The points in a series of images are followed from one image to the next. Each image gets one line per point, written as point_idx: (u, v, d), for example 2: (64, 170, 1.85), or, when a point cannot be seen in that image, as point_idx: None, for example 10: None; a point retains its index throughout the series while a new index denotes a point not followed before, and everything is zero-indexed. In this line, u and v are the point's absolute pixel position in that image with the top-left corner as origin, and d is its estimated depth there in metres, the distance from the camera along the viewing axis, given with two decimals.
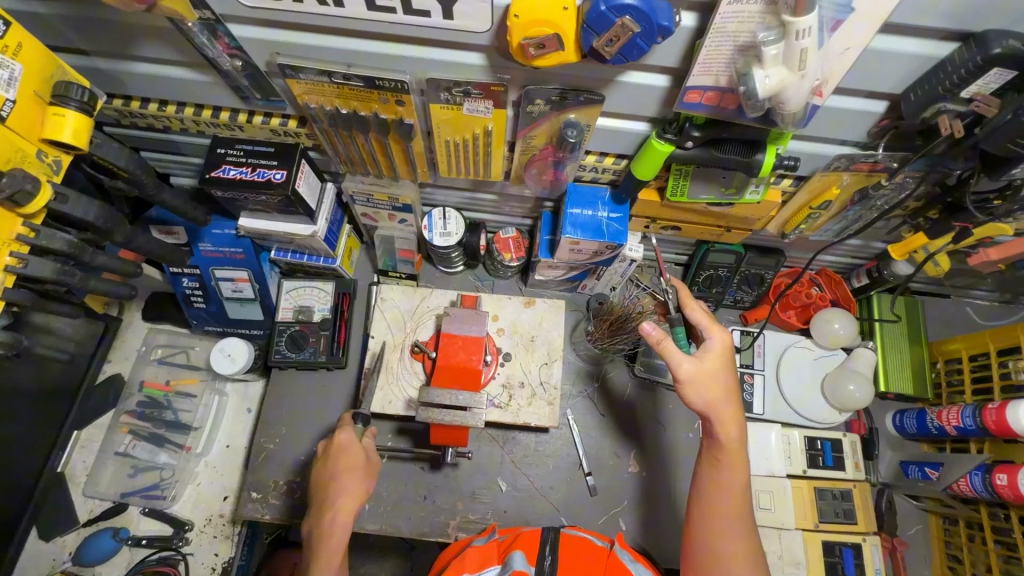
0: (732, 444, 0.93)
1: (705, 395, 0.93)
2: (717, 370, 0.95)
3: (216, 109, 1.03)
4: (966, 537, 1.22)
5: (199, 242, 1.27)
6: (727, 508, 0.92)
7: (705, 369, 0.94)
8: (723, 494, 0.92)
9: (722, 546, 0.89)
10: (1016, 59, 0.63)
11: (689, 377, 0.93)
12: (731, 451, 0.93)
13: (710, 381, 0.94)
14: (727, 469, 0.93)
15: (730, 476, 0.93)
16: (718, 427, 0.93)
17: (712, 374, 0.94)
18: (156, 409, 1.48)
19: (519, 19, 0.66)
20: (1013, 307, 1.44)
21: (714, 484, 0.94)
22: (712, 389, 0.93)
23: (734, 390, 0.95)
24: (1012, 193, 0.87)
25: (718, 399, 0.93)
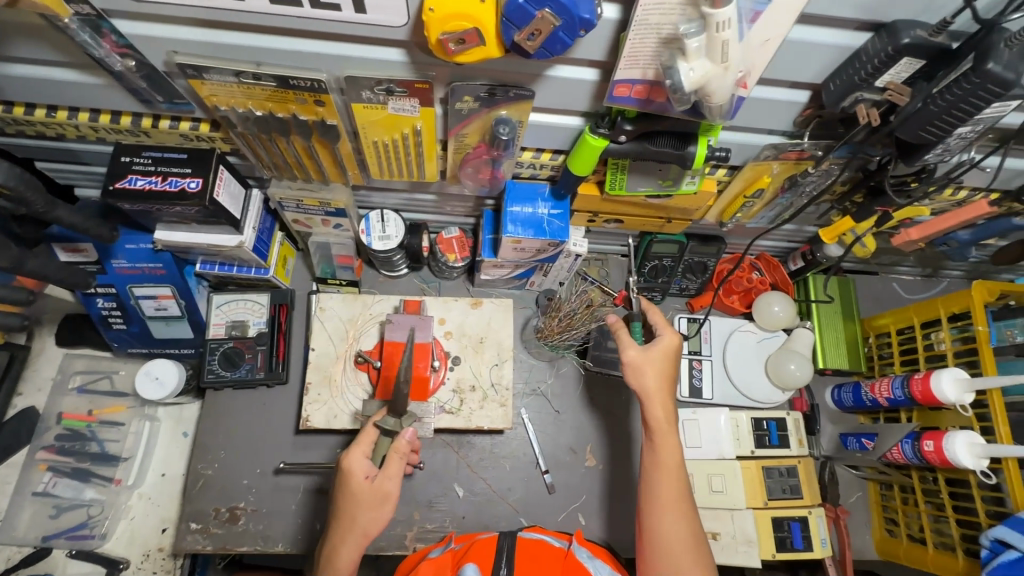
0: (660, 421, 0.97)
1: (645, 380, 1.00)
2: (660, 360, 1.01)
3: (115, 113, 0.94)
4: (900, 501, 1.29)
5: (112, 258, 1.15)
6: (665, 485, 0.92)
7: (646, 357, 1.01)
8: (656, 471, 0.93)
9: (662, 523, 0.89)
10: (923, 50, 0.64)
11: (631, 361, 1.01)
12: (661, 429, 0.96)
13: (650, 369, 1.00)
14: (659, 447, 0.95)
15: (665, 455, 0.94)
16: (648, 406, 0.98)
17: (654, 360, 1.01)
18: (79, 442, 1.36)
19: (434, 13, 0.62)
20: (934, 280, 1.53)
21: (649, 464, 0.95)
22: (653, 376, 1.00)
23: (671, 380, 1.00)
24: (926, 176, 0.91)
25: (654, 387, 0.99)
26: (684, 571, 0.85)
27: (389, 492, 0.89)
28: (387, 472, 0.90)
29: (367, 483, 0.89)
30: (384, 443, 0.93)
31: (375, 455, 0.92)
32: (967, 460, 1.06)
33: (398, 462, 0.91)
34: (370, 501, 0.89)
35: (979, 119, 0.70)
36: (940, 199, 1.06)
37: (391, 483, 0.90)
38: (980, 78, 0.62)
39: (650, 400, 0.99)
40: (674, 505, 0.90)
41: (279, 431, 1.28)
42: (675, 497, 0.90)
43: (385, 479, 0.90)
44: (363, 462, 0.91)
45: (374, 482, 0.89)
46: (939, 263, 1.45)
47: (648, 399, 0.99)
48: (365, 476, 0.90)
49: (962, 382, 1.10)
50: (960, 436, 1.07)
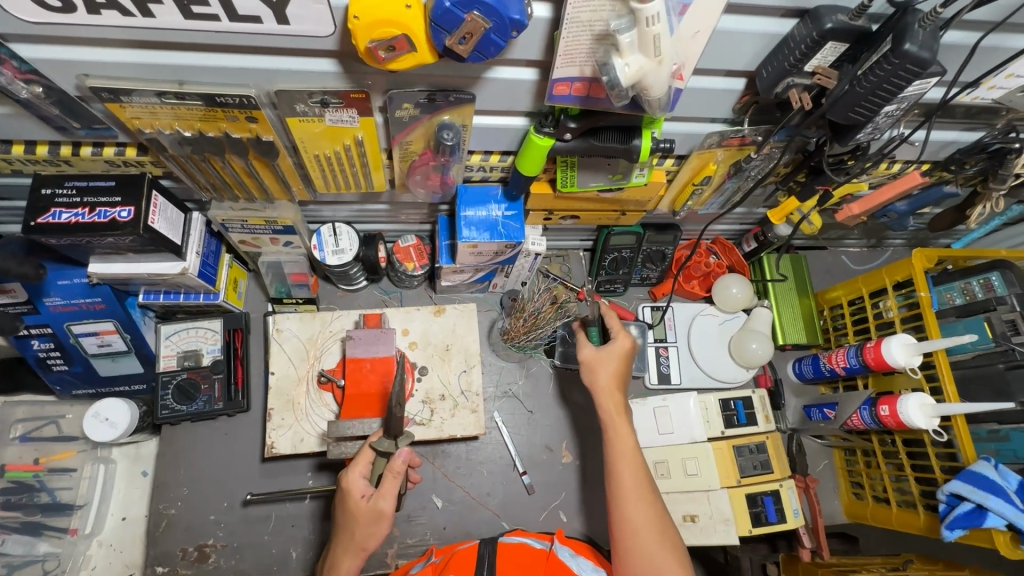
0: (612, 412, 0.99)
1: (597, 377, 1.03)
2: (610, 359, 1.04)
3: (29, 143, 0.87)
4: (863, 465, 1.34)
5: (44, 296, 1.07)
6: (626, 472, 0.92)
7: (597, 356, 1.05)
8: (616, 460, 0.94)
9: (629, 508, 0.89)
10: (846, 34, 0.66)
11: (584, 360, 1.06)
12: (614, 421, 0.98)
13: (601, 368, 1.04)
14: (616, 437, 0.97)
15: (623, 444, 0.96)
16: (601, 398, 1.01)
17: (606, 359, 1.04)
18: (26, 494, 1.24)
19: (360, 21, 0.60)
20: (879, 250, 1.60)
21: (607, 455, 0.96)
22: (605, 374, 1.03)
23: (621, 378, 1.03)
24: (861, 153, 0.94)
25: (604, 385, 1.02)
26: (650, 555, 0.85)
27: (383, 511, 0.85)
28: (383, 491, 0.86)
29: (362, 502, 0.86)
30: (379, 463, 0.88)
31: (372, 474, 0.88)
32: (920, 421, 1.10)
33: (392, 481, 0.86)
34: (366, 520, 0.86)
35: (903, 97, 0.73)
36: (877, 174, 1.10)
37: (386, 502, 0.85)
38: (899, 58, 0.64)
39: (600, 395, 1.02)
40: (636, 491, 0.91)
41: (244, 461, 1.23)
42: (633, 483, 0.91)
43: (378, 498, 0.86)
44: (360, 483, 0.87)
45: (369, 500, 0.86)
46: (883, 234, 1.52)
47: (600, 394, 1.02)
48: (363, 495, 0.87)
49: (909, 346, 1.15)
50: (913, 398, 1.12)
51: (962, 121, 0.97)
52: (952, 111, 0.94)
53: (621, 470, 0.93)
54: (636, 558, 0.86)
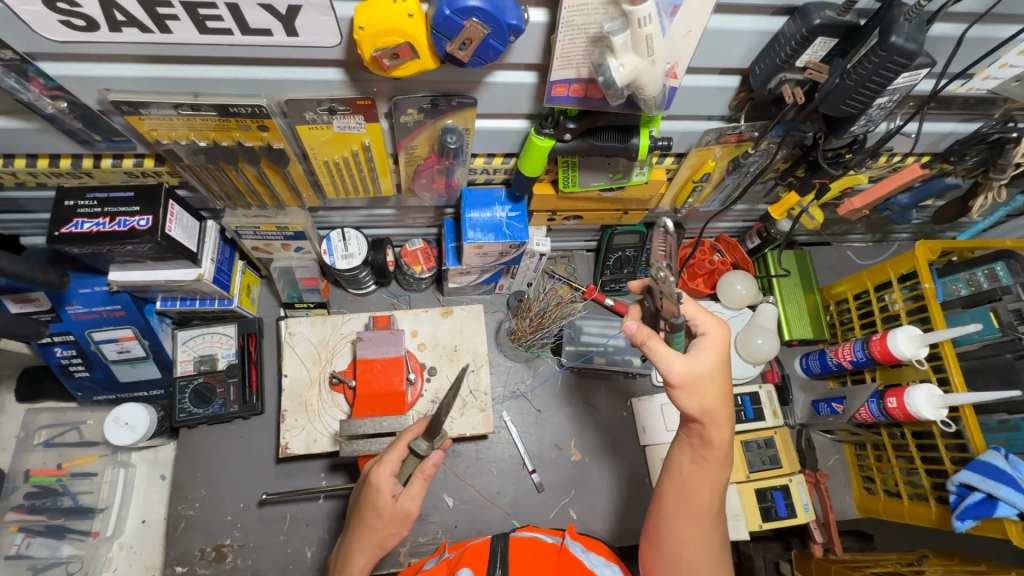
0: (720, 439, 0.82)
1: (700, 398, 0.81)
2: (713, 372, 0.81)
3: (52, 157, 0.91)
4: (874, 459, 1.34)
5: (66, 305, 1.11)
6: (707, 497, 0.83)
7: (701, 373, 0.80)
8: (700, 485, 0.84)
9: (690, 532, 0.83)
10: (835, 29, 0.68)
11: (683, 381, 0.80)
12: (720, 454, 0.83)
13: (707, 387, 0.81)
14: (716, 464, 0.83)
15: (713, 471, 0.83)
16: (711, 427, 0.82)
17: (710, 375, 0.81)
18: (49, 498, 1.31)
19: (365, 31, 0.63)
20: (885, 245, 1.60)
21: (693, 476, 0.84)
22: (705, 392, 0.81)
23: (729, 387, 0.83)
24: (859, 146, 0.95)
25: (714, 405, 0.81)
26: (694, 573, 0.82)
27: (410, 512, 0.86)
28: (411, 492, 0.87)
29: (390, 503, 0.86)
30: (411, 463, 0.87)
31: (400, 472, 0.88)
32: (928, 412, 1.10)
33: (421, 483, 0.87)
34: (391, 519, 0.86)
35: (894, 89, 0.74)
36: (877, 167, 1.11)
37: (413, 503, 0.87)
38: (886, 51, 0.66)
39: (709, 420, 0.82)
40: (710, 516, 0.84)
41: (259, 462, 1.25)
42: (711, 509, 0.83)
43: (407, 500, 0.86)
44: (389, 483, 0.87)
45: (397, 501, 0.86)
46: (887, 228, 1.52)
47: (710, 423, 0.82)
48: (391, 494, 0.87)
49: (915, 338, 1.16)
50: (920, 390, 1.12)
51: (959, 113, 0.98)
52: (947, 102, 0.95)
53: (701, 496, 0.83)
54: (677, 571, 0.83)
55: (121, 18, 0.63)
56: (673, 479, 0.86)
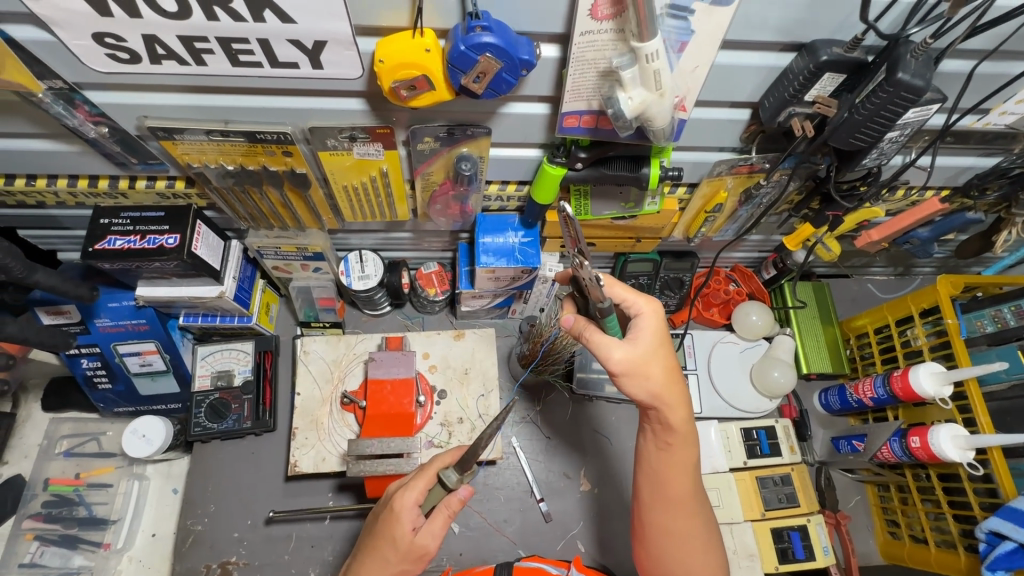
0: (681, 422, 0.85)
1: (652, 382, 0.81)
2: (657, 352, 0.82)
3: (92, 178, 0.97)
4: (899, 502, 1.28)
5: (95, 318, 1.16)
6: (678, 486, 0.88)
7: (642, 355, 0.81)
8: (670, 471, 0.88)
9: (674, 521, 0.88)
10: (842, 66, 0.69)
11: (625, 368, 0.81)
12: (681, 437, 0.86)
13: (651, 369, 0.81)
14: (681, 447, 0.87)
15: (680, 456, 0.87)
16: (666, 411, 0.84)
17: (654, 356, 0.82)
18: (66, 508, 1.33)
19: (384, 64, 0.66)
20: (907, 279, 1.57)
21: (664, 464, 0.88)
22: (654, 376, 0.82)
23: (676, 366, 0.84)
24: (872, 179, 0.95)
25: (662, 387, 0.82)
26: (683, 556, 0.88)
27: (426, 549, 0.83)
28: (433, 528, 0.83)
29: (410, 536, 0.82)
30: (436, 493, 0.85)
31: (425, 503, 0.85)
32: (953, 453, 1.06)
33: (443, 520, 0.84)
34: (408, 556, 0.83)
35: (905, 123, 0.75)
36: (895, 200, 1.10)
37: (433, 540, 0.83)
38: (894, 86, 0.66)
39: (666, 404, 0.83)
40: (687, 506, 0.88)
41: (268, 480, 1.26)
42: (684, 497, 0.88)
43: (427, 536, 0.83)
44: (412, 512, 0.83)
45: (417, 536, 0.83)
46: (909, 261, 1.49)
47: (665, 405, 0.83)
48: (412, 527, 0.83)
49: (938, 375, 1.12)
50: (944, 430, 1.08)
51: (977, 147, 0.97)
52: (963, 137, 0.94)
53: (676, 484, 0.88)
54: (664, 555, 0.89)
55: (161, 52, 0.68)
56: (645, 469, 0.90)
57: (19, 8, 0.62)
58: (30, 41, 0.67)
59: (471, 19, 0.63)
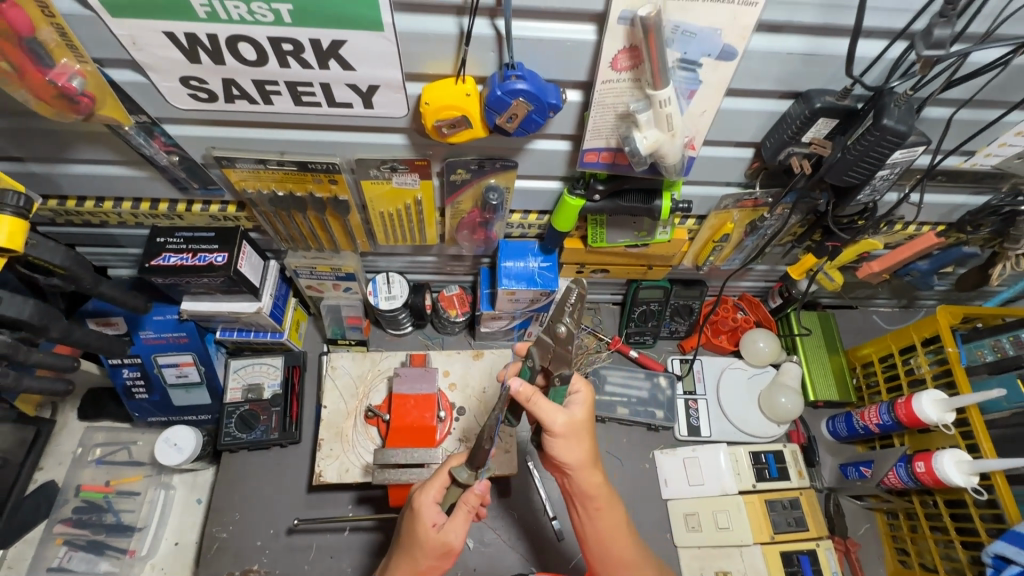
0: (598, 487, 0.89)
1: (578, 450, 0.86)
2: (584, 426, 0.87)
3: (154, 201, 1.07)
4: (908, 529, 1.29)
5: (140, 330, 1.24)
6: (619, 544, 0.93)
7: (579, 422, 0.86)
8: (608, 531, 0.93)
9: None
10: (835, 112, 0.78)
11: (565, 432, 0.84)
12: (602, 498, 0.91)
13: (582, 436, 0.86)
14: (602, 512, 0.92)
15: (607, 519, 0.92)
16: (582, 477, 0.88)
17: (582, 428, 0.86)
18: (95, 514, 1.38)
19: (429, 106, 0.76)
20: (910, 311, 1.62)
21: (598, 530, 0.93)
22: (580, 442, 0.86)
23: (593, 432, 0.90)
24: (869, 214, 1.02)
25: (588, 452, 0.87)
26: None
27: (450, 543, 0.87)
28: (455, 523, 0.88)
29: (433, 532, 0.87)
30: (454, 492, 0.90)
31: (444, 500, 0.90)
32: (958, 478, 1.09)
33: (465, 515, 0.88)
34: (431, 551, 0.87)
35: (894, 162, 0.83)
36: (894, 234, 1.17)
37: (455, 536, 0.87)
38: (880, 131, 0.75)
39: (588, 471, 0.88)
40: (633, 559, 0.94)
41: (291, 490, 1.31)
42: (626, 551, 0.94)
43: (449, 531, 0.87)
44: (433, 510, 0.88)
45: (440, 531, 0.87)
46: (912, 294, 1.55)
47: (584, 471, 0.88)
48: (433, 524, 0.88)
49: (940, 402, 1.16)
50: (948, 455, 1.11)
51: (968, 186, 1.05)
52: (953, 176, 1.02)
53: (616, 543, 0.93)
54: None
55: (236, 93, 0.78)
56: (588, 536, 0.95)
57: (122, 55, 0.73)
58: (126, 83, 0.77)
59: (507, 69, 0.72)
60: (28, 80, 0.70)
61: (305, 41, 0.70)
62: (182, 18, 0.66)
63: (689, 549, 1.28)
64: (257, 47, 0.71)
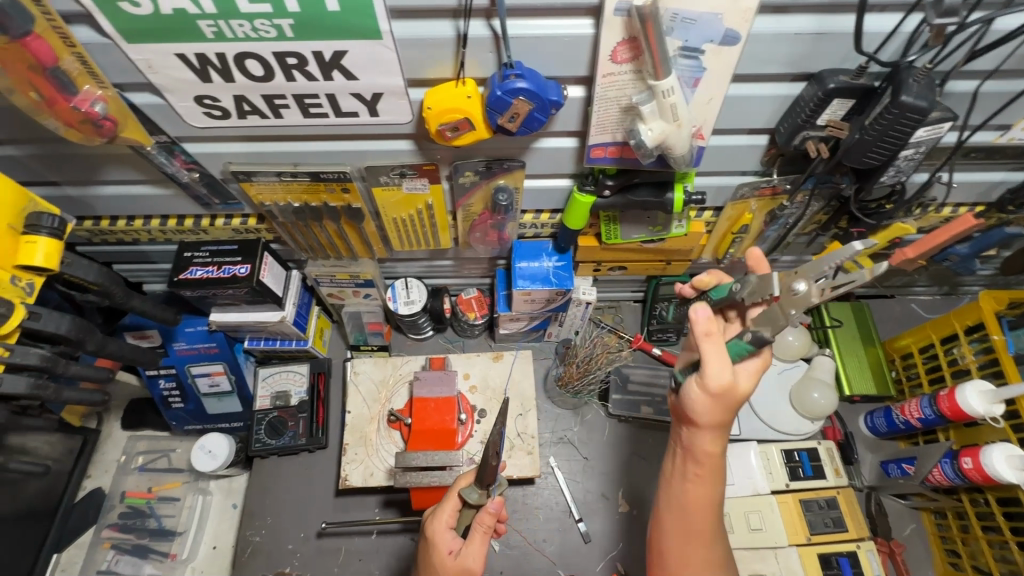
0: (711, 455, 0.81)
1: (705, 409, 0.77)
2: (736, 399, 0.77)
3: (180, 217, 1.12)
4: (959, 530, 1.22)
5: (174, 342, 1.29)
6: (699, 517, 0.84)
7: (735, 389, 0.77)
8: (698, 504, 0.84)
9: (694, 552, 0.86)
10: (850, 92, 0.75)
11: (717, 393, 0.75)
12: (712, 469, 0.82)
13: (730, 406, 0.78)
14: (700, 482, 0.83)
15: (703, 492, 0.84)
16: (702, 438, 0.80)
17: (732, 398, 0.77)
18: (139, 519, 1.44)
19: (432, 110, 0.76)
20: (952, 299, 1.54)
21: (683, 499, 0.85)
22: (723, 408, 0.77)
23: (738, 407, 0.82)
24: (898, 197, 0.98)
25: (722, 418, 0.79)
26: None
27: (469, 569, 0.87)
28: (471, 546, 0.88)
29: (450, 559, 0.87)
30: (466, 514, 0.89)
31: (458, 524, 0.90)
32: (1010, 475, 1.02)
33: (482, 536, 0.88)
34: None
35: (918, 141, 0.79)
36: (928, 217, 1.11)
37: (473, 560, 0.87)
38: (899, 108, 0.72)
39: (706, 433, 0.80)
40: (707, 537, 0.86)
41: (320, 494, 1.34)
42: (706, 527, 0.85)
43: (466, 556, 0.87)
44: (447, 535, 0.89)
45: (456, 558, 0.87)
46: (953, 280, 1.46)
47: (703, 431, 0.79)
48: (449, 551, 0.88)
49: (988, 393, 1.10)
50: (997, 449, 1.04)
51: (1007, 162, 0.98)
52: (990, 152, 0.95)
53: (702, 517, 0.85)
54: None
55: (248, 108, 0.81)
56: (671, 501, 0.86)
57: (139, 79, 0.76)
58: (145, 105, 0.80)
59: (506, 69, 0.72)
60: (57, 109, 0.74)
61: (308, 54, 0.72)
62: (190, 39, 0.69)
63: None
64: (264, 63, 0.73)
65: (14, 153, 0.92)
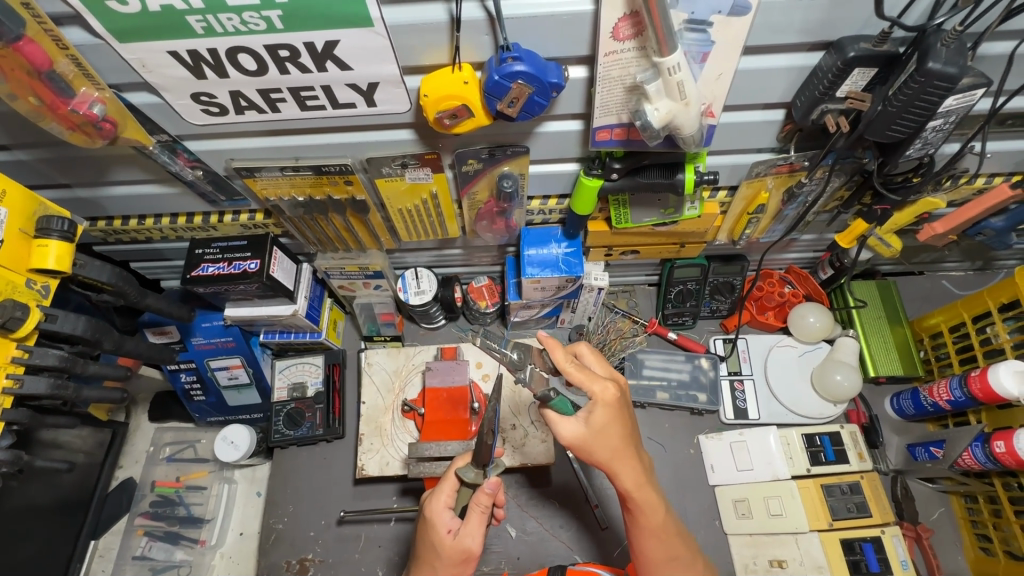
0: (634, 483, 0.86)
1: (596, 453, 0.83)
2: (608, 431, 0.82)
3: (189, 215, 1.13)
4: (990, 514, 1.18)
5: (191, 336, 1.31)
6: (652, 539, 0.90)
7: (596, 429, 0.81)
8: (643, 521, 0.89)
9: (660, 555, 0.91)
10: (872, 60, 0.70)
11: (579, 442, 0.82)
12: (637, 492, 0.87)
13: (607, 438, 0.82)
14: (644, 512, 0.88)
15: (651, 518, 0.89)
16: (620, 471, 0.85)
17: (604, 433, 0.82)
18: (169, 507, 1.49)
19: (429, 97, 0.74)
20: (986, 275, 1.47)
21: (643, 527, 0.90)
22: (606, 444, 0.82)
23: (629, 429, 0.84)
24: (925, 170, 0.93)
25: (620, 450, 0.83)
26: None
27: (468, 549, 0.87)
28: (469, 527, 0.87)
29: (448, 538, 0.87)
30: (465, 494, 0.90)
31: (456, 504, 0.90)
32: None
33: (479, 516, 0.87)
34: (450, 557, 0.87)
35: (948, 111, 0.74)
36: (960, 189, 1.05)
37: (472, 540, 0.87)
38: (925, 76, 0.68)
39: (616, 467, 0.85)
40: (664, 537, 0.90)
41: (339, 483, 1.37)
42: (659, 525, 0.90)
43: (465, 536, 0.87)
44: (446, 515, 0.88)
45: (456, 537, 0.87)
46: (987, 254, 1.39)
47: (613, 466, 0.84)
48: (448, 530, 0.88)
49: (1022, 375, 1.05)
50: None
51: None
52: None
53: (653, 527, 0.89)
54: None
55: (245, 104, 0.80)
56: (635, 531, 0.91)
57: (136, 79, 0.76)
58: (144, 104, 0.81)
59: (504, 52, 0.68)
60: (56, 112, 0.75)
61: (300, 45, 0.70)
62: (181, 36, 0.68)
63: (739, 537, 1.21)
64: (256, 56, 0.71)
65: (23, 158, 0.93)
